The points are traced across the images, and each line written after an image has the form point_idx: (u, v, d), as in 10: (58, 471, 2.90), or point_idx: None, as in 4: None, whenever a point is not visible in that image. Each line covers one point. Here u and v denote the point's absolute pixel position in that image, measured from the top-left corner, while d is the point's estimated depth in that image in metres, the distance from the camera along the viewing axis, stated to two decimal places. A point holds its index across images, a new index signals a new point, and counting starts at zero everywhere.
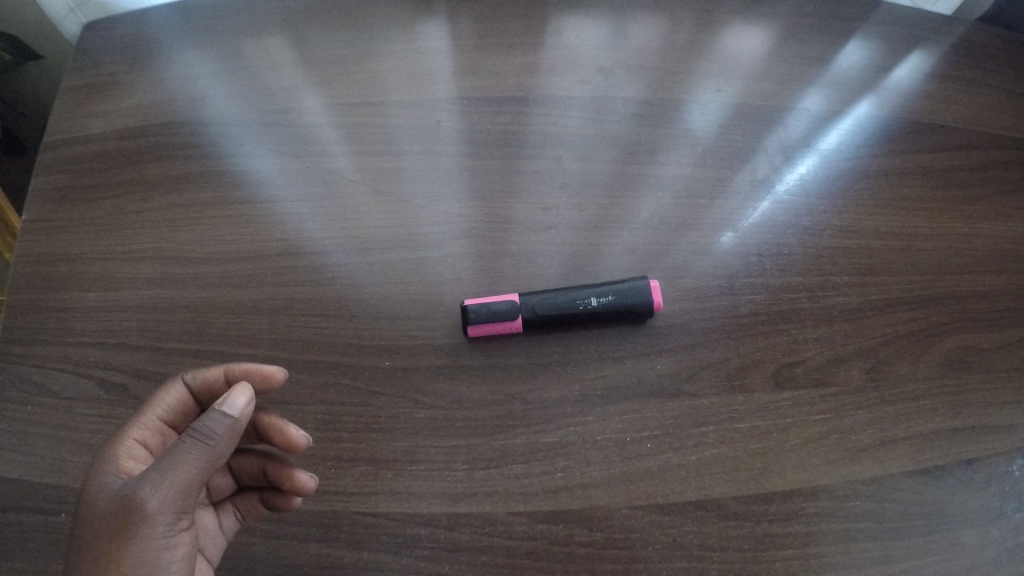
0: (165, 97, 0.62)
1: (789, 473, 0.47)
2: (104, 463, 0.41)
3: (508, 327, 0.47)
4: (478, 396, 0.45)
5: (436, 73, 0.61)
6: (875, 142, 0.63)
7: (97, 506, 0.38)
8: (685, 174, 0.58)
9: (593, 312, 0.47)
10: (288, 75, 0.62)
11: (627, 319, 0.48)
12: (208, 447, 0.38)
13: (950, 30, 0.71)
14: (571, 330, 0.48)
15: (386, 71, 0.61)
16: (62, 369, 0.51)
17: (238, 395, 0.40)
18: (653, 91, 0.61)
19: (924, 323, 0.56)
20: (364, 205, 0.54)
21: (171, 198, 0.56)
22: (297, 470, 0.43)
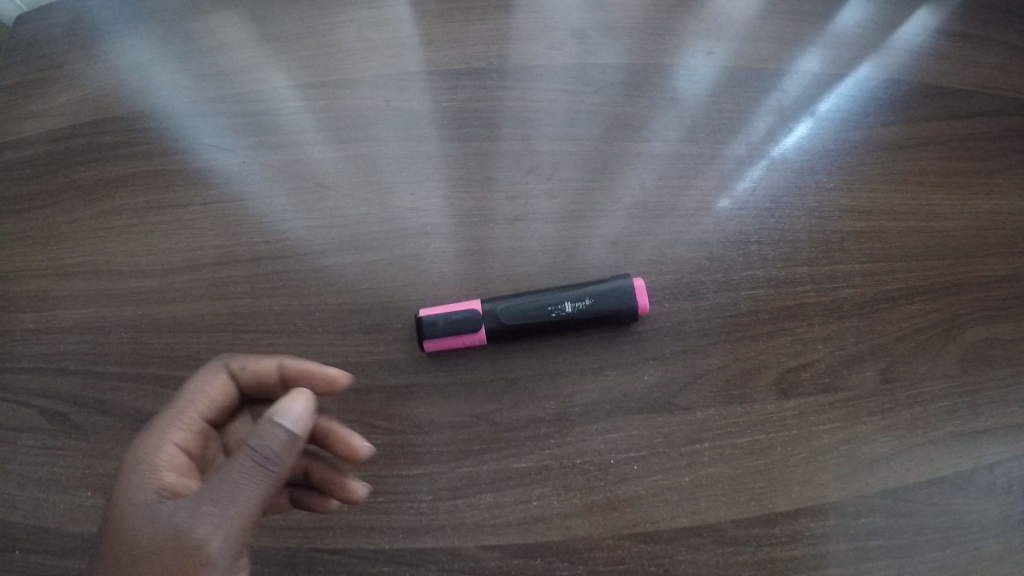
0: (92, 93, 0.55)
1: (794, 490, 0.42)
2: (142, 473, 0.36)
3: (471, 339, 0.42)
4: (441, 419, 0.41)
5: (387, 44, 0.54)
6: (888, 109, 0.56)
7: (140, 535, 0.33)
8: (673, 149, 0.51)
9: (566, 319, 0.42)
10: (224, 53, 0.55)
11: (608, 325, 0.43)
12: (269, 473, 0.34)
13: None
14: (544, 338, 0.43)
15: (332, 43, 0.54)
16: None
17: (298, 406, 0.36)
18: (635, 58, 0.54)
19: (944, 313, 0.50)
20: (319, 200, 0.48)
21: (105, 205, 0.50)
22: (350, 477, 0.39)
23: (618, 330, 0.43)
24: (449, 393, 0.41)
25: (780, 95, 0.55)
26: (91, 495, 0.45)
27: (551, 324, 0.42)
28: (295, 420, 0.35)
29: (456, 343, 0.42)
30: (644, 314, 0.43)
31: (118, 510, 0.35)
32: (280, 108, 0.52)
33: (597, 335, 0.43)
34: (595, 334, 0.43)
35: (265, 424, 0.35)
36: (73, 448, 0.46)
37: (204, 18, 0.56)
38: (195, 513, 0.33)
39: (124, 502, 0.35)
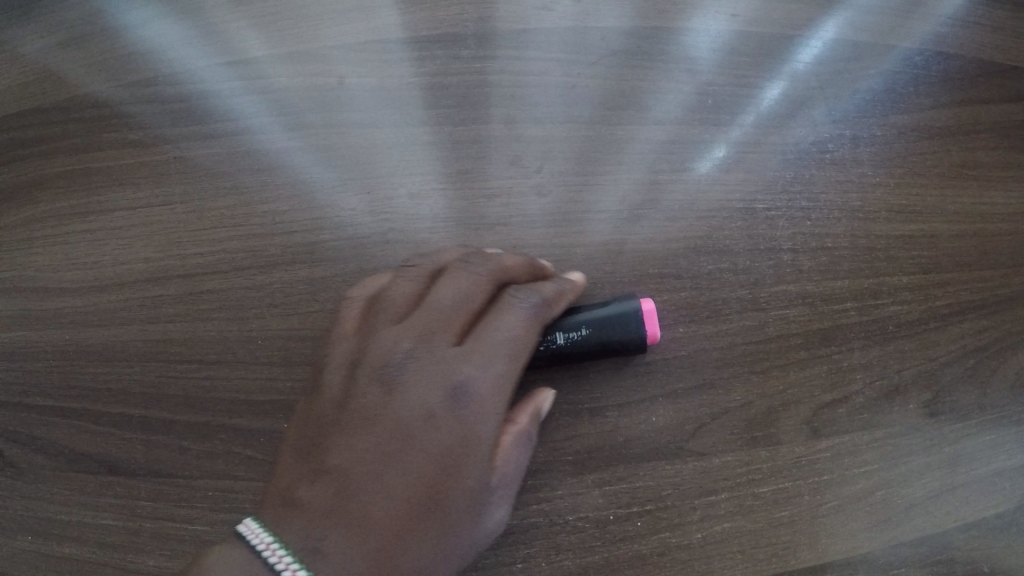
0: (13, 77, 0.47)
1: (821, 544, 0.37)
2: (477, 438, 0.32)
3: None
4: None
5: (346, 7, 0.45)
6: (940, 86, 0.48)
7: (465, 508, 0.31)
8: (688, 134, 0.44)
9: (559, 352, 0.36)
10: (159, 19, 0.46)
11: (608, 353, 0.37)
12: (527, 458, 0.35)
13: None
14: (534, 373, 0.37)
15: (282, 6, 0.46)
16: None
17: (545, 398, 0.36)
18: (643, 20, 0.46)
19: (1001, 332, 0.43)
20: (278, 197, 0.42)
21: (31, 211, 0.44)
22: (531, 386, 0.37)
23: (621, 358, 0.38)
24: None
25: (815, 66, 0.47)
26: (31, 538, 0.39)
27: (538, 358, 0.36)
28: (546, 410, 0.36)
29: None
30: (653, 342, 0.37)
31: (448, 464, 0.31)
32: (222, 88, 0.44)
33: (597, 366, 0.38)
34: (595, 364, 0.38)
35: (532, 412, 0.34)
36: None
37: None
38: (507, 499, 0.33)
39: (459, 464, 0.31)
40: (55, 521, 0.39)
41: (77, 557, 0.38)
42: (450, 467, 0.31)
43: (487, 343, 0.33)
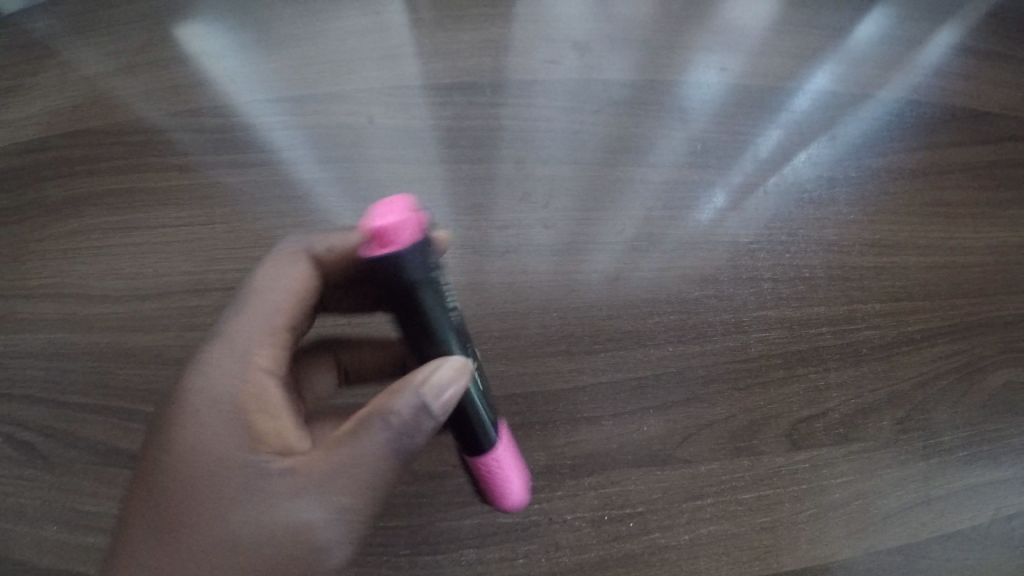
0: (76, 105, 0.52)
1: (802, 549, 0.39)
2: (227, 391, 0.32)
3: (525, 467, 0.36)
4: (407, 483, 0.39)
5: (378, 55, 0.52)
6: (902, 134, 0.55)
7: (227, 483, 0.30)
8: (682, 180, 0.48)
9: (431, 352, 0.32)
10: (215, 60, 0.53)
11: (405, 295, 0.31)
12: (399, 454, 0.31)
13: (967, 13, 0.62)
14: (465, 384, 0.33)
15: (322, 52, 0.52)
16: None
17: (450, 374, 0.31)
18: (643, 72, 0.53)
19: (967, 357, 0.48)
20: (308, 221, 0.46)
21: (78, 223, 0.47)
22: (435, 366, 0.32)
23: (420, 274, 0.30)
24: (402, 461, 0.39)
25: (798, 114, 0.53)
26: (57, 528, 0.41)
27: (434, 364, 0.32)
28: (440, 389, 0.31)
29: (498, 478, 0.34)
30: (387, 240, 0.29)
31: (198, 430, 0.31)
32: (260, 124, 0.49)
33: (428, 305, 0.31)
34: (429, 303, 0.31)
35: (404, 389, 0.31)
36: (28, 483, 0.42)
37: (196, 26, 0.55)
38: (303, 491, 0.30)
39: (212, 429, 0.31)
40: (85, 511, 0.41)
41: (102, 547, 0.40)
42: (213, 439, 0.31)
43: (254, 297, 0.36)
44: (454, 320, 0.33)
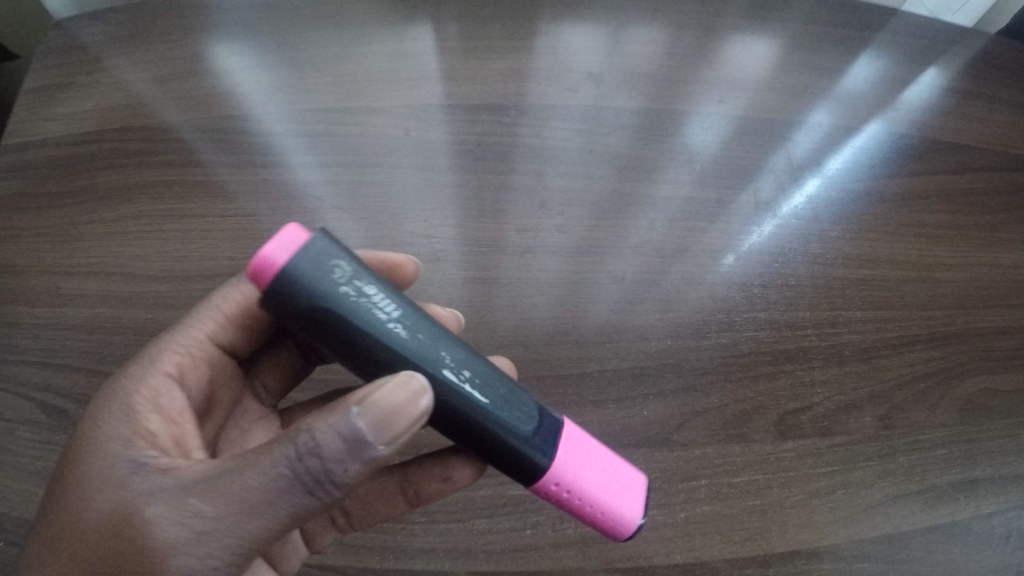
0: (136, 105, 0.58)
1: (790, 532, 0.42)
2: (134, 393, 0.37)
3: (621, 488, 0.33)
4: (412, 488, 0.38)
5: (417, 79, 0.60)
6: (879, 164, 0.61)
7: (106, 478, 0.32)
8: (700, 206, 0.55)
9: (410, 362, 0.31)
10: (268, 76, 0.60)
11: (320, 328, 0.30)
12: (301, 484, 0.29)
13: (938, 66, 0.70)
14: (451, 389, 0.31)
15: (366, 74, 0.60)
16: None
17: (395, 399, 0.29)
18: (650, 102, 0.60)
19: (943, 363, 0.51)
20: (350, 220, 0.52)
21: (130, 208, 0.52)
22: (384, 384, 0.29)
23: (314, 299, 0.29)
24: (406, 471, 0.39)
25: (786, 143, 0.60)
26: None
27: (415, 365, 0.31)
28: (377, 419, 0.28)
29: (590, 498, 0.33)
30: (267, 266, 0.29)
31: (96, 426, 0.35)
32: (314, 133, 0.56)
33: (345, 327, 0.30)
34: (343, 324, 0.30)
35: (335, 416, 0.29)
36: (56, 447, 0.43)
37: (254, 48, 0.62)
38: (166, 484, 0.30)
39: (109, 426, 0.35)
40: None
41: None
42: (105, 437, 0.34)
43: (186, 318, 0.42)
44: (385, 326, 0.30)
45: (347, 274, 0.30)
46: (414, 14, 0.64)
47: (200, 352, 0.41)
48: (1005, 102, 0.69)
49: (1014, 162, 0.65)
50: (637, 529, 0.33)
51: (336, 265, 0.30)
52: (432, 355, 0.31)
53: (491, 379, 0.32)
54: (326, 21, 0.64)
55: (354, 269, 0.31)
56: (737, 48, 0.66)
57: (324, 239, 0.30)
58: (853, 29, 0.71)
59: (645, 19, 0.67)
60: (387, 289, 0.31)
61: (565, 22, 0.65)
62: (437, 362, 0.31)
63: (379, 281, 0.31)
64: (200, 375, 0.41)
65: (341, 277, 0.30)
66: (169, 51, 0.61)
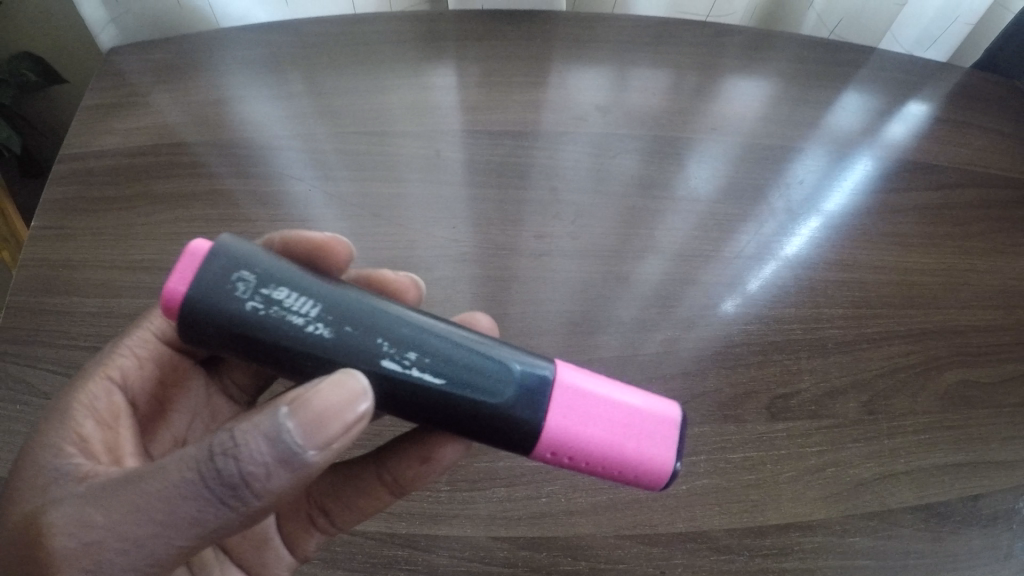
0: (188, 124, 0.65)
1: (784, 506, 0.46)
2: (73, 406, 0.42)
3: (646, 448, 0.37)
4: (392, 476, 0.41)
5: (443, 107, 0.67)
6: (862, 184, 0.68)
7: (38, 479, 0.37)
8: (709, 227, 0.60)
9: (348, 356, 0.36)
10: (308, 102, 0.67)
11: (243, 340, 0.36)
12: (220, 487, 0.32)
13: (909, 96, 0.78)
14: (397, 373, 0.36)
15: (397, 103, 0.67)
16: (28, 371, 0.49)
17: (324, 406, 0.33)
18: (652, 129, 0.68)
19: (922, 356, 0.56)
20: (381, 226, 0.58)
21: (181, 213, 0.58)
22: (319, 394, 0.33)
23: (231, 313, 0.36)
24: (385, 462, 0.42)
25: (785, 165, 0.67)
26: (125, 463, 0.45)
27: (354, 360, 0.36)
28: (306, 427, 0.33)
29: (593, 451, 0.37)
30: (173, 296, 0.35)
31: (38, 436, 0.40)
32: (348, 151, 0.63)
33: (266, 332, 0.36)
34: (267, 331, 0.36)
35: (265, 423, 0.33)
36: None
37: (295, 77, 0.69)
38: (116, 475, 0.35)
39: (48, 433, 0.40)
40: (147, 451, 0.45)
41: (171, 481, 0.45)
42: (43, 443, 0.39)
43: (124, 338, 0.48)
44: (303, 326, 0.36)
45: (253, 284, 0.36)
46: (438, 52, 0.73)
47: (148, 354, 0.48)
48: (970, 128, 0.76)
49: (980, 180, 0.71)
50: (674, 478, 0.37)
51: (238, 278, 0.36)
52: (371, 347, 0.36)
53: (435, 357, 0.37)
54: (359, 57, 0.72)
55: (258, 281, 0.36)
56: (731, 87, 0.74)
57: (222, 255, 0.36)
58: (831, 65, 0.79)
59: (645, 59, 0.75)
60: (297, 290, 0.37)
61: (571, 60, 0.74)
62: (376, 354, 0.37)
63: (289, 284, 0.37)
64: (146, 375, 0.47)
65: (244, 291, 0.36)
66: (218, 78, 0.69)
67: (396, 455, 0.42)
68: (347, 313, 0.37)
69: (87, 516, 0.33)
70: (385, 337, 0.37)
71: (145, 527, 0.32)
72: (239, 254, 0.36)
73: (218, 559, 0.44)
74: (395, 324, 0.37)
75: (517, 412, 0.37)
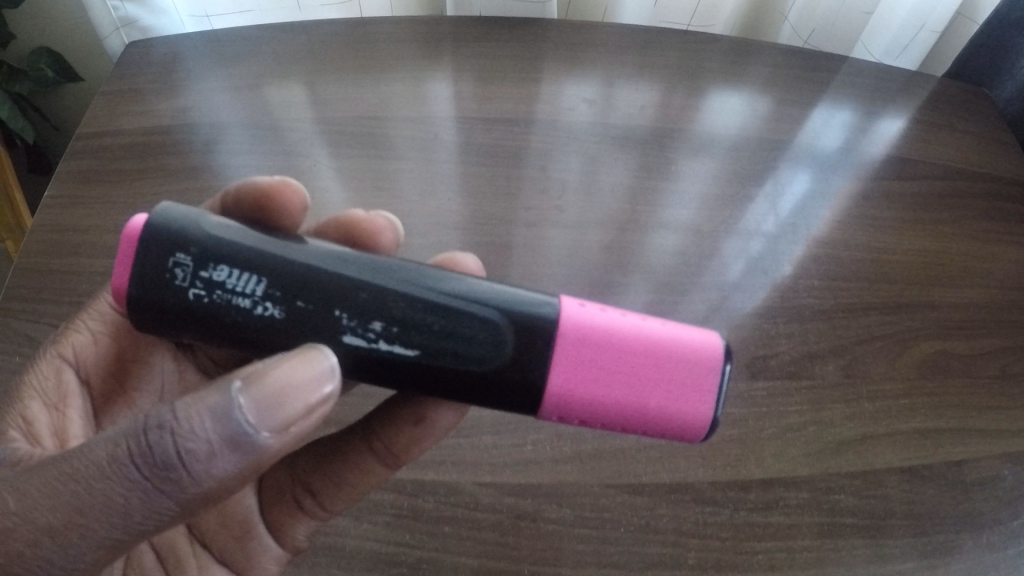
0: (198, 107, 0.68)
1: (767, 461, 0.46)
2: (26, 391, 0.45)
3: (679, 414, 0.38)
4: (383, 450, 0.42)
5: (441, 96, 0.71)
6: (837, 169, 0.72)
7: None
8: (701, 228, 0.62)
9: (305, 330, 0.37)
10: (313, 90, 0.71)
11: (198, 324, 0.38)
12: (152, 463, 0.32)
13: (888, 106, 0.81)
14: (364, 347, 0.37)
15: (398, 92, 0.71)
16: (33, 326, 0.51)
17: (287, 384, 0.34)
18: (638, 121, 0.72)
19: (899, 327, 0.57)
20: (379, 199, 0.61)
21: (191, 184, 0.61)
22: (285, 374, 0.34)
23: (177, 299, 0.37)
24: (373, 439, 0.42)
25: (764, 152, 0.72)
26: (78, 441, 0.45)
27: (314, 328, 0.37)
28: (267, 407, 0.33)
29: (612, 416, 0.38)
30: (120, 292, 0.37)
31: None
32: (349, 133, 0.66)
33: (214, 315, 0.37)
34: (215, 313, 0.37)
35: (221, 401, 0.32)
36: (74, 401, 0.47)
37: (301, 67, 0.73)
38: None
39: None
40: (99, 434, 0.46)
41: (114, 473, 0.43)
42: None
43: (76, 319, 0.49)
44: (251, 306, 0.37)
45: (191, 267, 0.37)
46: (438, 49, 0.77)
47: (101, 329, 0.49)
48: (939, 126, 0.80)
49: (950, 173, 0.75)
50: (709, 432, 0.39)
51: (176, 265, 0.37)
52: (332, 323, 0.37)
53: (402, 326, 0.37)
54: (362, 52, 0.76)
55: (195, 266, 0.37)
56: (715, 99, 0.77)
57: (157, 240, 0.37)
58: (808, 67, 0.84)
59: (631, 60, 0.80)
60: (238, 267, 0.38)
61: (563, 59, 0.78)
62: (336, 329, 0.37)
63: (229, 261, 0.38)
64: (101, 352, 0.49)
65: (183, 278, 0.37)
66: (228, 67, 0.72)
67: (385, 435, 0.42)
68: (295, 286, 0.37)
69: (21, 498, 0.32)
70: (344, 310, 0.37)
71: (91, 505, 0.32)
72: (172, 238, 0.37)
73: (197, 556, 0.45)
74: (352, 293, 0.38)
75: (504, 380, 0.38)
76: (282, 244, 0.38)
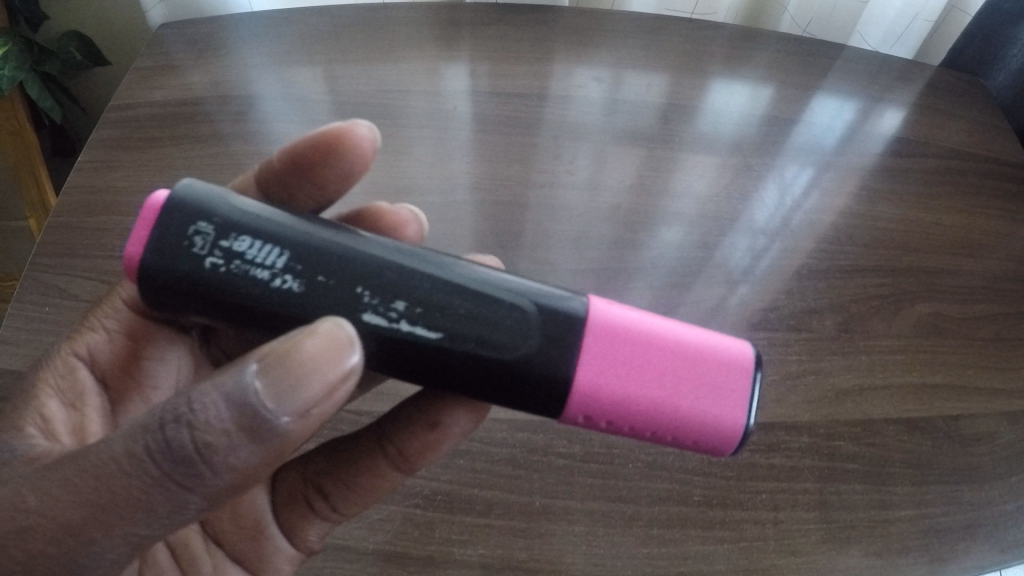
0: (224, 80, 0.71)
1: (769, 407, 0.48)
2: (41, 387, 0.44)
3: (713, 420, 0.36)
4: (397, 457, 0.41)
5: (456, 73, 0.74)
6: (841, 144, 0.74)
7: None
8: (710, 210, 0.62)
9: (322, 304, 0.36)
10: (333, 66, 0.74)
11: (211, 298, 0.37)
12: (168, 455, 0.31)
13: (885, 91, 0.84)
14: (385, 327, 0.36)
15: (414, 69, 0.74)
16: (64, 279, 0.54)
17: (309, 366, 0.32)
18: (647, 99, 0.74)
19: (896, 290, 0.59)
20: (397, 164, 0.63)
21: (219, 149, 0.63)
22: (305, 357, 0.32)
23: (195, 268, 0.36)
24: (388, 444, 0.42)
25: (770, 130, 0.74)
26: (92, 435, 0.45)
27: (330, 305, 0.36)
28: (288, 392, 0.31)
29: (645, 415, 0.36)
30: (135, 259, 0.36)
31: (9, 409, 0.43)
32: (369, 105, 0.69)
33: (230, 287, 0.36)
34: (231, 284, 0.36)
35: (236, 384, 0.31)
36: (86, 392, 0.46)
37: (322, 45, 0.76)
38: None
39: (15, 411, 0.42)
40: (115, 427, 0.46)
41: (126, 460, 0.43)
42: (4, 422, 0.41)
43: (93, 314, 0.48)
44: (269, 279, 0.36)
45: (212, 235, 0.36)
46: (453, 31, 0.81)
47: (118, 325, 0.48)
48: (935, 109, 0.83)
49: (947, 151, 0.77)
50: (745, 441, 0.36)
51: (196, 233, 0.36)
52: (354, 301, 0.36)
53: (425, 308, 0.36)
54: (381, 32, 0.79)
55: (216, 235, 0.36)
56: (721, 83, 0.79)
57: (179, 207, 0.37)
58: (809, 50, 0.87)
59: (638, 44, 0.83)
60: (260, 237, 0.37)
61: (573, 41, 0.81)
62: (356, 307, 0.36)
63: (251, 231, 0.37)
64: (116, 347, 0.48)
65: (202, 247, 0.36)
66: (252, 45, 0.76)
67: (400, 440, 0.42)
68: (316, 261, 0.36)
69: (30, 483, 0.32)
70: (367, 288, 0.36)
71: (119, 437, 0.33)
72: (196, 205, 0.37)
73: (209, 541, 0.45)
74: (376, 270, 0.37)
75: (535, 367, 0.36)
76: (307, 221, 0.38)
